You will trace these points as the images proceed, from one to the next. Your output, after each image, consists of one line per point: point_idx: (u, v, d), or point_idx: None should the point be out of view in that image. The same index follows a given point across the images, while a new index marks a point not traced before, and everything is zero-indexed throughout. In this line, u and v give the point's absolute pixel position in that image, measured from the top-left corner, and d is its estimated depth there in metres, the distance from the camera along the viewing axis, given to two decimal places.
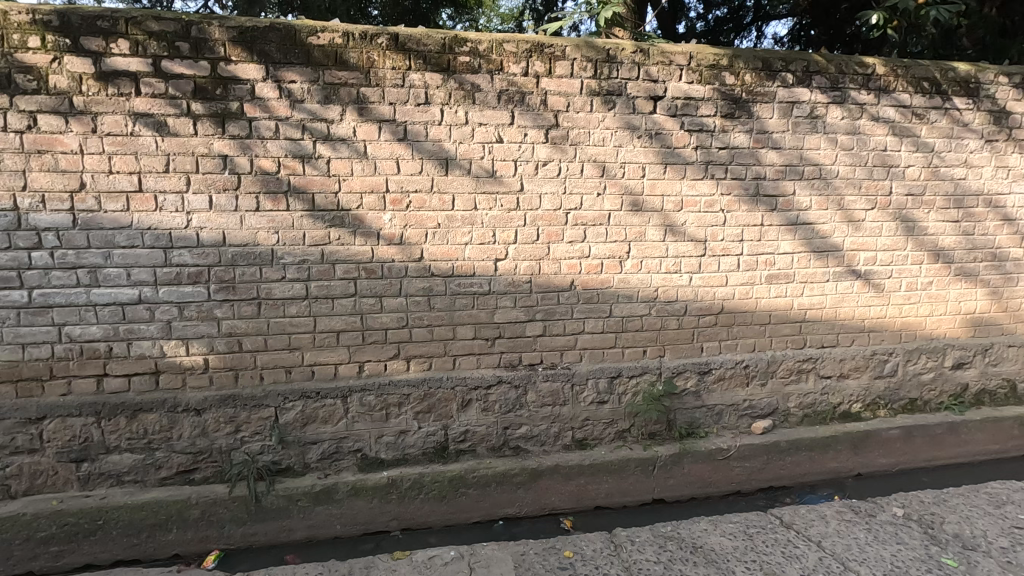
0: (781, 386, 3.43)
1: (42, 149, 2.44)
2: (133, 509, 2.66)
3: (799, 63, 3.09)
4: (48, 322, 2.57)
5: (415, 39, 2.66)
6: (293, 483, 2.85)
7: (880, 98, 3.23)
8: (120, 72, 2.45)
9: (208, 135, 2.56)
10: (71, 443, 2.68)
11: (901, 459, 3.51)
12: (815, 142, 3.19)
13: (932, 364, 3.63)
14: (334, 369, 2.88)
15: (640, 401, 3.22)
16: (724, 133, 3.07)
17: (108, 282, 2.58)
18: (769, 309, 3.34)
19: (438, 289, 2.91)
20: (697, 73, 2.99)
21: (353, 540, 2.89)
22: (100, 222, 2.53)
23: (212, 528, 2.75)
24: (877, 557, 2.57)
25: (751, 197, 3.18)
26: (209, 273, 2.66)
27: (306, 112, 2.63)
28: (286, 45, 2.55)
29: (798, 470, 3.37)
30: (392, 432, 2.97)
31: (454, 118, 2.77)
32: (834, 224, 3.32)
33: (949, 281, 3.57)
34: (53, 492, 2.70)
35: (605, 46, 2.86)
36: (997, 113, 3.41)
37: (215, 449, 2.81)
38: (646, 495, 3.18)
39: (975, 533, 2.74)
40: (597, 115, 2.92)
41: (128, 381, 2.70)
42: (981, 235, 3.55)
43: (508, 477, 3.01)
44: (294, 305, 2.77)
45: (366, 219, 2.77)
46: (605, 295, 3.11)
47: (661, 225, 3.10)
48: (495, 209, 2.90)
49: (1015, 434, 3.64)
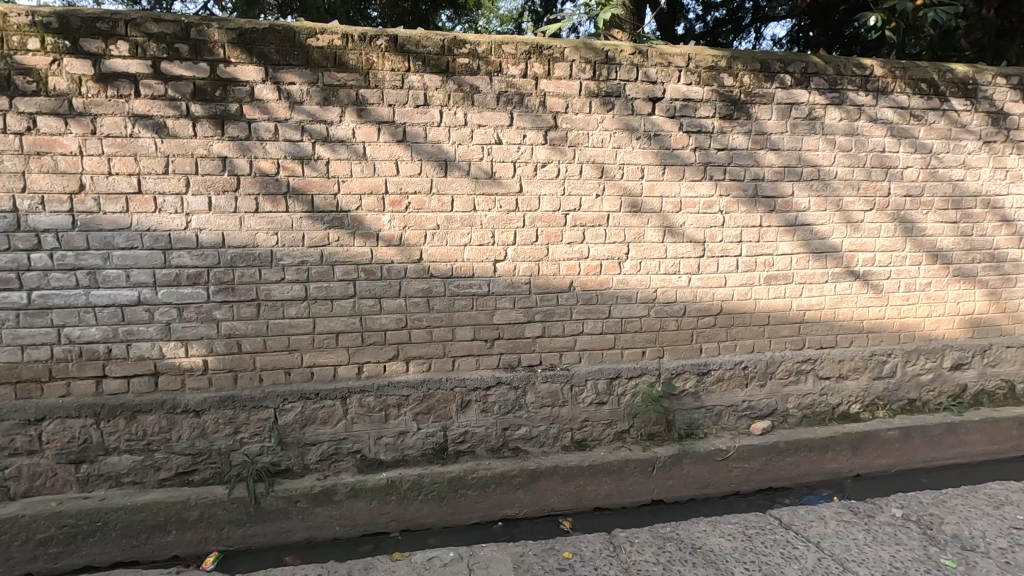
0: (780, 387, 3.43)
1: (42, 151, 2.44)
2: (133, 510, 2.66)
3: (798, 65, 3.09)
4: (48, 323, 2.57)
5: (415, 40, 2.66)
6: (293, 484, 2.85)
7: (878, 99, 3.24)
8: (120, 74, 2.45)
9: (208, 136, 2.57)
10: (70, 444, 2.68)
11: (900, 459, 3.51)
12: (814, 143, 3.20)
13: (931, 365, 3.64)
14: (334, 370, 2.89)
15: (639, 402, 3.23)
16: (722, 134, 3.08)
17: (107, 283, 2.58)
18: (768, 310, 3.34)
19: (437, 290, 2.91)
20: (696, 74, 3.00)
21: (352, 541, 2.89)
22: (100, 224, 2.53)
23: (212, 529, 2.75)
24: (876, 557, 2.58)
25: (749, 198, 3.18)
26: (208, 274, 2.66)
27: (305, 114, 2.63)
28: (286, 46, 2.56)
29: (797, 470, 3.37)
30: (392, 433, 2.98)
31: (453, 119, 2.78)
32: (832, 224, 3.32)
33: (948, 282, 3.58)
34: (52, 494, 2.70)
35: (603, 48, 2.86)
36: (995, 114, 3.41)
37: (215, 450, 2.81)
38: (645, 496, 3.18)
39: (974, 533, 2.75)
40: (596, 116, 2.92)
41: (127, 382, 2.70)
42: (979, 236, 3.56)
43: (508, 477, 3.01)
44: (293, 307, 2.78)
45: (366, 220, 2.77)
46: (604, 296, 3.12)
47: (660, 226, 3.11)
48: (494, 210, 2.90)
49: (1014, 434, 3.64)
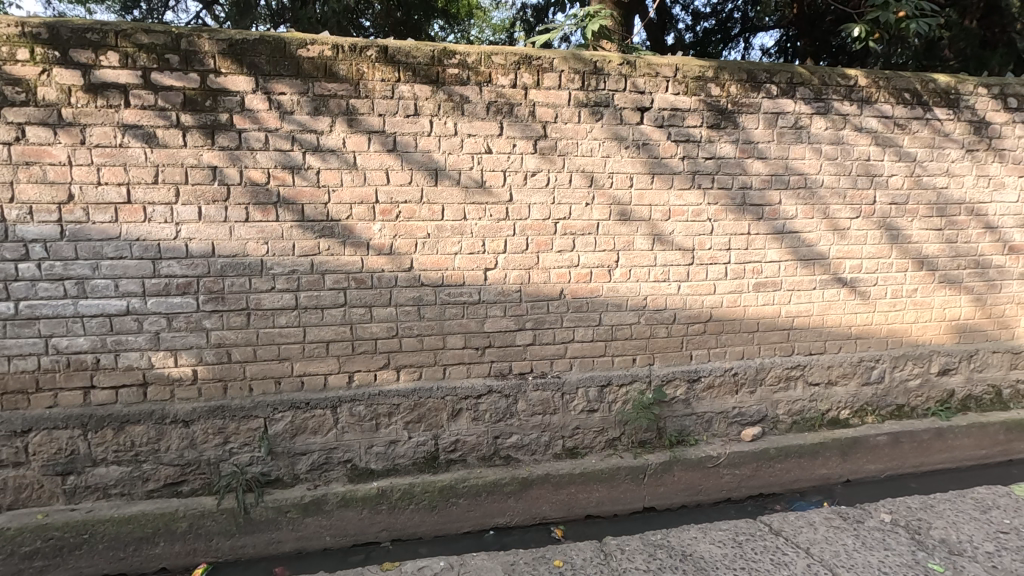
0: (770, 393, 3.45)
1: (30, 161, 2.44)
2: (120, 522, 2.64)
3: (783, 75, 3.14)
4: (35, 333, 2.56)
5: (405, 51, 2.68)
6: (283, 494, 2.84)
7: (862, 109, 3.29)
8: (109, 84, 2.46)
9: (198, 146, 2.57)
10: (58, 455, 2.66)
11: (889, 465, 3.54)
12: (800, 152, 3.24)
13: (919, 370, 3.67)
14: (324, 379, 2.88)
15: (630, 409, 3.24)
16: (710, 143, 3.11)
17: (96, 293, 2.58)
18: (757, 316, 3.37)
19: (428, 299, 2.92)
20: (683, 84, 3.03)
21: (343, 551, 2.88)
22: (88, 234, 2.52)
23: (200, 540, 2.73)
24: (865, 563, 2.58)
25: (738, 206, 3.22)
26: (198, 284, 2.66)
27: (295, 124, 2.64)
28: (276, 57, 2.57)
29: (788, 476, 3.39)
30: (383, 442, 2.97)
31: (443, 129, 2.79)
32: (820, 232, 3.36)
33: (934, 288, 3.62)
34: (39, 506, 2.68)
35: (592, 58, 2.89)
36: (977, 123, 3.47)
37: (204, 461, 2.79)
38: (637, 503, 3.19)
39: (961, 538, 2.77)
40: (585, 126, 2.95)
41: (115, 393, 2.68)
42: (964, 242, 3.61)
43: (498, 486, 3.01)
44: (283, 316, 2.77)
45: (356, 229, 2.78)
46: (594, 304, 3.13)
47: (649, 234, 3.13)
48: (484, 218, 2.91)
49: (1000, 439, 3.69)
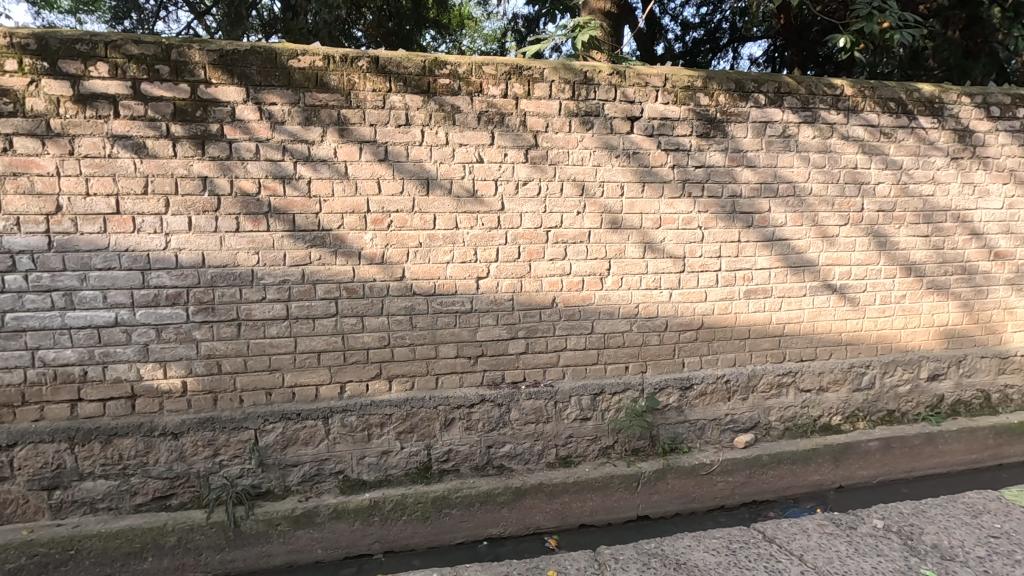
0: (762, 400, 3.47)
1: (18, 171, 2.42)
2: (107, 537, 2.60)
3: (770, 85, 3.18)
4: (21, 346, 2.53)
5: (395, 61, 2.69)
6: (273, 507, 2.80)
7: (849, 118, 3.33)
8: (98, 95, 2.45)
9: (188, 156, 2.56)
10: (43, 469, 2.62)
11: (880, 471, 3.56)
12: (788, 161, 3.27)
13: (908, 376, 3.69)
14: (315, 390, 2.86)
15: (623, 417, 3.24)
16: (700, 151, 3.14)
17: (84, 305, 2.55)
18: (749, 323, 3.39)
19: (420, 308, 2.92)
20: (673, 94, 3.06)
21: (335, 564, 2.84)
22: (76, 244, 2.50)
23: (190, 555, 2.69)
24: (859, 569, 2.58)
25: (727, 215, 3.24)
26: (187, 294, 2.64)
27: (287, 134, 2.64)
28: (267, 67, 2.58)
29: (781, 483, 3.40)
30: (375, 453, 2.95)
31: (435, 139, 2.80)
32: (809, 239, 3.39)
33: (922, 294, 3.66)
34: (24, 522, 2.64)
35: (581, 68, 2.92)
36: (961, 132, 3.52)
37: (193, 474, 2.77)
38: (630, 512, 3.18)
39: (953, 543, 2.77)
40: (575, 135, 2.97)
41: (103, 406, 2.65)
42: (951, 249, 3.65)
43: (492, 496, 3.00)
44: (274, 326, 2.76)
45: (348, 239, 2.77)
46: (586, 312, 3.14)
47: (639, 242, 3.15)
48: (476, 227, 2.92)
49: (990, 443, 3.72)
